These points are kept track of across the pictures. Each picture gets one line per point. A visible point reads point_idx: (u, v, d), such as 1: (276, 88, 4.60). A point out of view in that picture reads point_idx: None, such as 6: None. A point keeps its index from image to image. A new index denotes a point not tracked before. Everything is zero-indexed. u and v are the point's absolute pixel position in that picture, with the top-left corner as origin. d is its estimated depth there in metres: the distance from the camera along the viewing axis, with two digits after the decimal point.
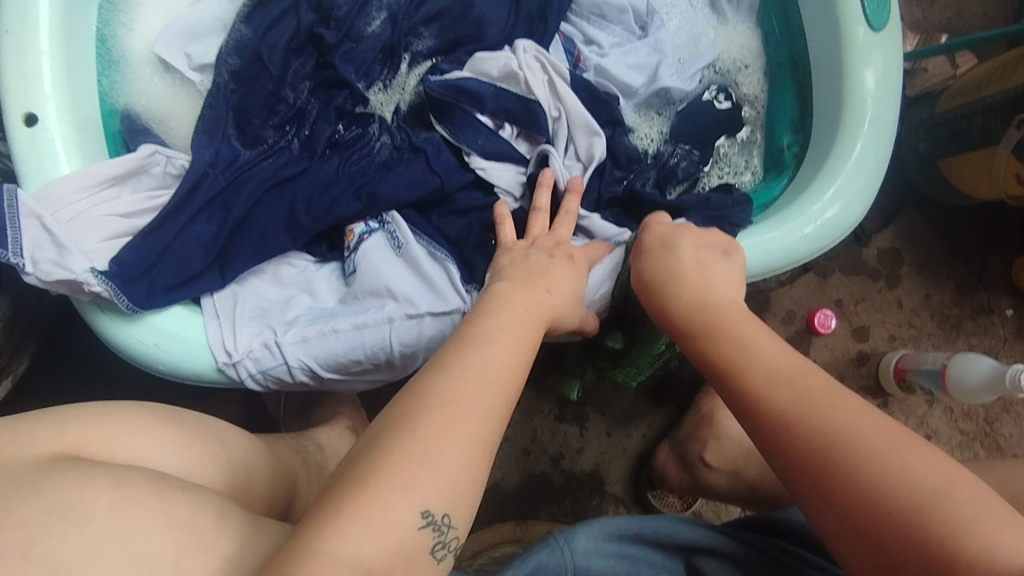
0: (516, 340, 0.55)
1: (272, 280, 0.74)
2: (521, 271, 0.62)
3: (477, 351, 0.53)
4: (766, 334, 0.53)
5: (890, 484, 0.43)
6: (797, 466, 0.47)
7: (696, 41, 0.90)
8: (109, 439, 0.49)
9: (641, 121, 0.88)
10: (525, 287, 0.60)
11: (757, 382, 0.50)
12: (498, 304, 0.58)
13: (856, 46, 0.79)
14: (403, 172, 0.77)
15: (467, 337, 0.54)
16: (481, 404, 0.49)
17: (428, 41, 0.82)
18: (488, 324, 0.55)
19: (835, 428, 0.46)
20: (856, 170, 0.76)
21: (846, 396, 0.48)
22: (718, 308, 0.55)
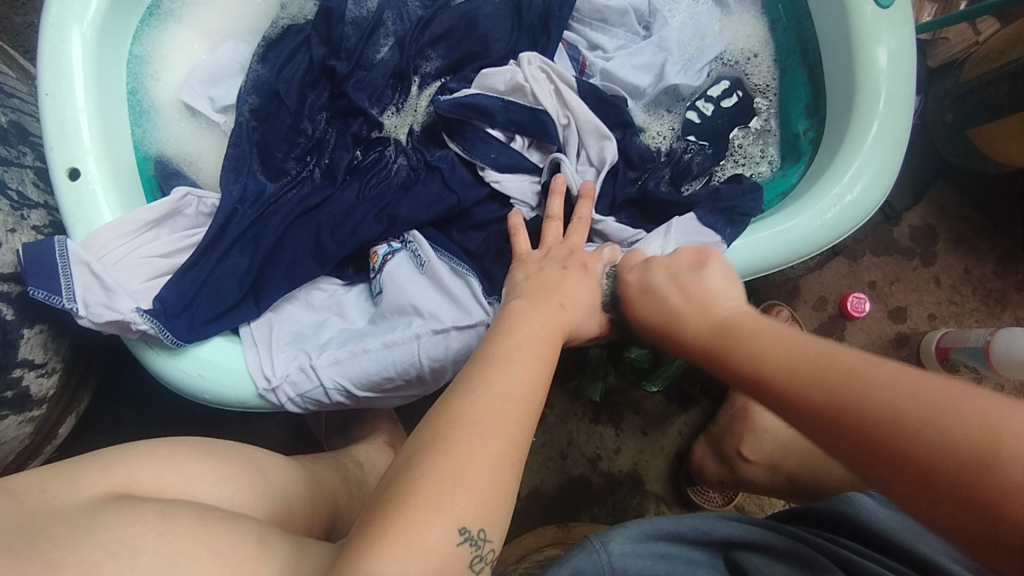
0: (538, 355, 0.57)
1: (304, 305, 0.77)
2: (542, 279, 0.64)
3: (500, 368, 0.54)
4: (786, 333, 0.48)
5: (942, 452, 0.35)
6: (856, 454, 0.39)
7: (702, 35, 0.89)
8: (153, 475, 0.52)
9: (652, 119, 0.87)
10: (543, 304, 0.61)
11: (791, 387, 0.43)
12: (518, 319, 0.59)
13: (865, 24, 0.78)
14: (420, 192, 0.80)
15: (489, 353, 0.56)
16: (506, 420, 0.51)
17: (435, 62, 0.85)
18: (508, 340, 0.57)
19: (869, 402, 0.39)
20: (874, 150, 0.75)
21: (877, 367, 0.41)
22: (731, 324, 0.51)
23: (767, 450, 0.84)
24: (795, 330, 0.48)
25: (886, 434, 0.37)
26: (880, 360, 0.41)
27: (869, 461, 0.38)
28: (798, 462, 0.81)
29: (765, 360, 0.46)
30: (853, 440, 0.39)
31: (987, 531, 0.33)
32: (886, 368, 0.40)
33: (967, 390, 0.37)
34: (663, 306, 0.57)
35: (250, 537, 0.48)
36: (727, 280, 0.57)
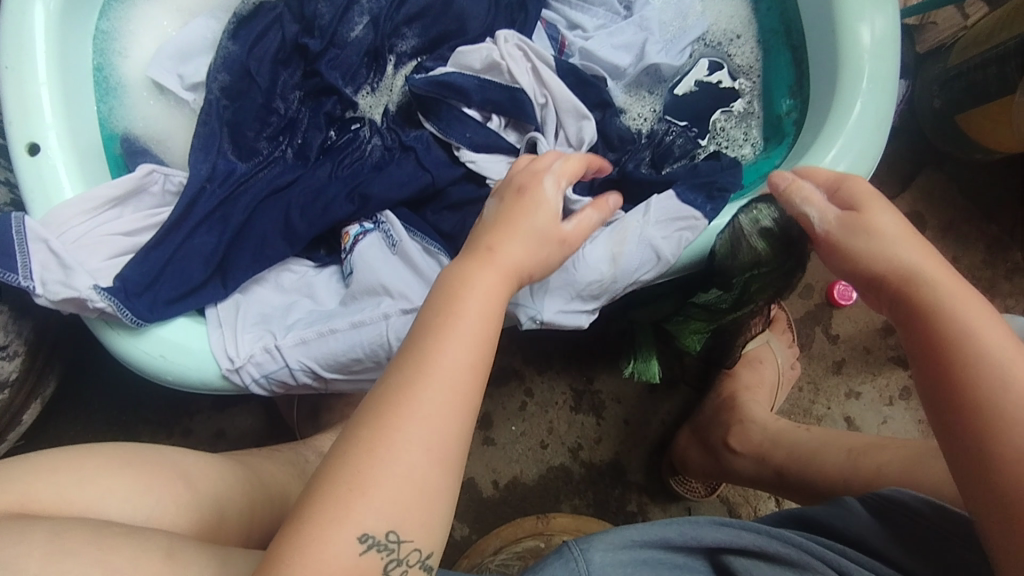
0: (489, 316, 0.52)
1: (274, 287, 0.75)
2: (503, 227, 0.57)
3: (419, 352, 0.49)
4: (982, 307, 0.50)
5: (1016, 456, 0.44)
6: (965, 437, 0.47)
7: (684, 15, 0.87)
8: (53, 492, 0.51)
9: (633, 101, 0.85)
10: (494, 260, 0.55)
11: (986, 356, 0.47)
12: (467, 276, 0.53)
13: (848, 1, 0.77)
14: (393, 172, 0.78)
15: (440, 315, 0.51)
16: (419, 413, 0.47)
17: (411, 40, 0.83)
18: (434, 317, 0.51)
19: (1013, 393, 0.46)
20: (858, 129, 0.73)
21: (1019, 349, 0.48)
22: (933, 284, 0.51)
23: (755, 442, 0.82)
24: (989, 305, 0.50)
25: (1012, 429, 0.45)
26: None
27: (974, 444, 0.46)
28: (788, 455, 0.78)
29: (1000, 364, 0.47)
30: (978, 423, 0.46)
31: (991, 506, 0.45)
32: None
33: None
34: (874, 234, 0.54)
35: (156, 551, 0.46)
36: (903, 226, 0.55)
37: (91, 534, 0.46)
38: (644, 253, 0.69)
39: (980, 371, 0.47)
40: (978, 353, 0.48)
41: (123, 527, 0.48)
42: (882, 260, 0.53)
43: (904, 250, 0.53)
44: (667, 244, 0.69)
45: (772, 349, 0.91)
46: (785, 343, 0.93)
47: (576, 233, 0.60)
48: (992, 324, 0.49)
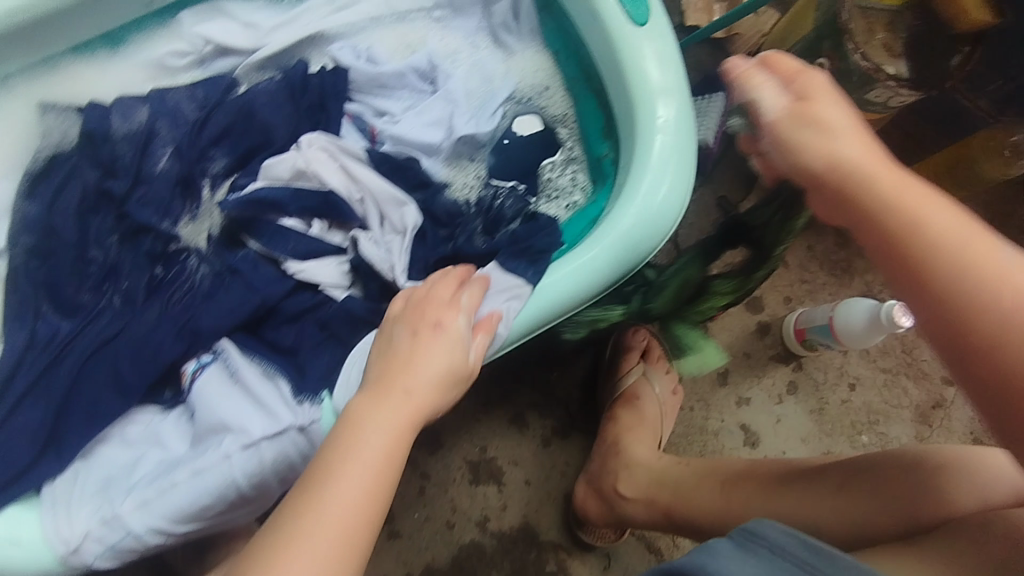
0: (376, 466, 0.56)
1: (119, 444, 0.72)
2: (373, 391, 0.60)
3: (319, 493, 0.54)
4: (922, 193, 0.52)
5: (1002, 327, 0.46)
6: (941, 325, 0.49)
7: (489, 79, 0.88)
8: None
9: (455, 172, 0.86)
10: (362, 427, 0.58)
11: (925, 242, 0.50)
12: (338, 449, 0.56)
13: (627, 44, 0.79)
14: (224, 298, 0.76)
15: (320, 472, 0.55)
16: (302, 557, 0.51)
17: (221, 161, 0.81)
18: (334, 462, 0.55)
19: (963, 261, 0.48)
20: (660, 164, 0.75)
21: (971, 224, 0.50)
22: (864, 172, 0.54)
23: (643, 484, 0.83)
24: (929, 192, 0.52)
25: (974, 301, 0.47)
26: (964, 224, 0.50)
27: (948, 329, 0.48)
28: (671, 497, 0.79)
29: (944, 243, 0.49)
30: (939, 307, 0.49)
31: (996, 397, 0.47)
32: (996, 264, 0.48)
33: (996, 248, 0.49)
34: (825, 142, 0.55)
35: None
36: (851, 120, 0.56)
37: None
38: None
39: (925, 233, 0.50)
40: (857, 168, 0.54)
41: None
42: (820, 152, 0.55)
43: (839, 139, 0.55)
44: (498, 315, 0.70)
45: (649, 381, 0.93)
46: (663, 370, 0.94)
47: (442, 377, 0.62)
48: (946, 208, 0.51)
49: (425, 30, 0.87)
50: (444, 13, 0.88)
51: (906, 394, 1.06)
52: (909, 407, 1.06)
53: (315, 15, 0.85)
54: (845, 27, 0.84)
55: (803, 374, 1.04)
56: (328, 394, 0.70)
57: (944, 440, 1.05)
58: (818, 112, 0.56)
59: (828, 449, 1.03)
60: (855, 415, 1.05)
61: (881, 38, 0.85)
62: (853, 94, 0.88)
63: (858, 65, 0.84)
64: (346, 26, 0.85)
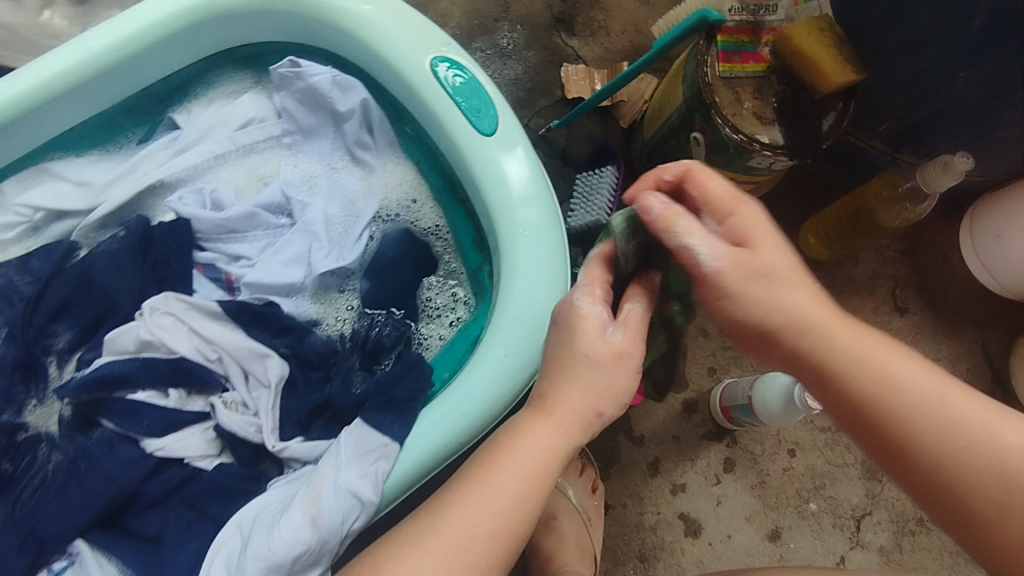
0: (544, 447, 0.60)
1: None
2: (559, 372, 0.61)
3: (482, 486, 0.59)
4: (896, 353, 0.50)
5: (1000, 482, 0.47)
6: (917, 479, 0.49)
7: (351, 202, 0.83)
8: None
9: (325, 307, 0.81)
10: (554, 413, 0.60)
11: (906, 410, 0.48)
12: (525, 429, 0.61)
13: (477, 158, 0.75)
14: (74, 492, 0.69)
15: (485, 467, 0.60)
16: (436, 560, 0.57)
17: (65, 335, 0.75)
18: (516, 449, 0.60)
19: (950, 427, 0.48)
20: (526, 283, 0.71)
21: (947, 385, 0.49)
22: (834, 339, 0.50)
23: None
24: (902, 350, 0.51)
25: (956, 466, 0.48)
26: (952, 385, 0.49)
27: (925, 479, 0.49)
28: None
29: (928, 399, 0.49)
30: (934, 467, 0.48)
31: (978, 541, 0.48)
32: (962, 411, 0.48)
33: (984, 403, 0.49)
34: (769, 308, 0.51)
35: None
36: (802, 293, 0.51)
37: None
38: (345, 500, 0.64)
39: (875, 401, 0.49)
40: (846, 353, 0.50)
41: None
42: (775, 308, 0.51)
43: (795, 290, 0.51)
44: (365, 484, 0.65)
45: (562, 490, 0.86)
46: (576, 474, 0.87)
47: (626, 340, 0.60)
48: (920, 370, 0.50)
49: (276, 160, 0.83)
50: (294, 138, 0.83)
51: (850, 451, 1.00)
52: (854, 465, 0.99)
53: (153, 163, 0.79)
54: (710, 100, 0.79)
55: (739, 449, 0.98)
56: None
57: (896, 495, 0.99)
58: (782, 278, 0.51)
59: (775, 526, 0.96)
60: (799, 483, 0.98)
61: (750, 106, 0.80)
62: (734, 162, 0.83)
63: (731, 138, 0.79)
64: (185, 169, 0.79)
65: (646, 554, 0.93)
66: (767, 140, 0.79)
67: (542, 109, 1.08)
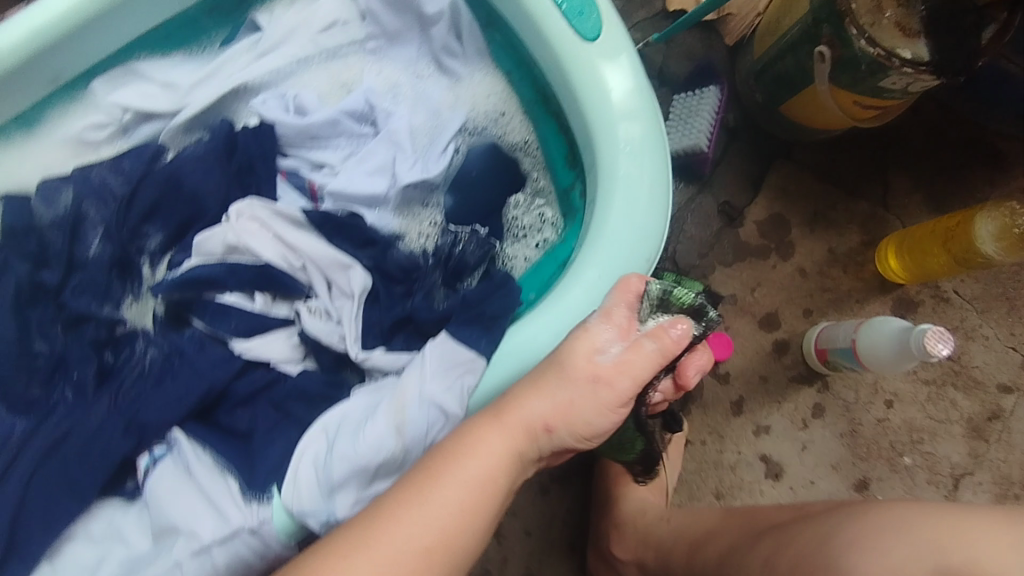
0: (503, 457, 0.54)
1: (85, 542, 0.72)
2: (533, 378, 0.57)
3: (421, 502, 0.51)
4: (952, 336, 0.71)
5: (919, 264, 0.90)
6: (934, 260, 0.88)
7: (436, 113, 0.80)
8: None
9: (409, 221, 0.79)
10: (508, 419, 0.55)
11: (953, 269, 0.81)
12: (478, 432, 0.55)
13: (577, 64, 0.69)
14: (169, 388, 0.72)
15: (433, 469, 0.53)
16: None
17: (157, 236, 0.77)
18: (463, 456, 0.53)
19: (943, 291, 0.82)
20: (629, 200, 0.66)
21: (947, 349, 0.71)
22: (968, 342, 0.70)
23: (655, 547, 0.77)
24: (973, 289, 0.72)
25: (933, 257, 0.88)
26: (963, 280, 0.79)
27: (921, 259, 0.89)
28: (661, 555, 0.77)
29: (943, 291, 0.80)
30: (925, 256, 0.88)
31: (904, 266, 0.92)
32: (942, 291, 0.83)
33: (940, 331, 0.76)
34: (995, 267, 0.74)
35: None
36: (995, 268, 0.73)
37: None
38: (429, 413, 0.63)
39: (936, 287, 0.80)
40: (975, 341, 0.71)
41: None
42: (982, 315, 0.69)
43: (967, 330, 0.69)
44: (451, 399, 0.63)
45: None
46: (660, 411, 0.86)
47: (614, 369, 0.56)
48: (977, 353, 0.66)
49: (360, 66, 0.81)
50: (378, 43, 0.81)
51: (956, 407, 0.91)
52: (958, 422, 0.91)
53: (236, 66, 0.79)
54: (847, 7, 0.70)
55: (830, 395, 0.91)
56: (278, 488, 0.65)
57: (1003, 457, 0.89)
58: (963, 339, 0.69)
59: (864, 476, 0.89)
60: (894, 435, 0.90)
61: (893, 16, 0.72)
62: (863, 83, 0.75)
63: (865, 53, 0.70)
64: (267, 73, 0.78)
65: (724, 492, 0.88)
66: (910, 56, 0.70)
67: (639, 22, 0.99)
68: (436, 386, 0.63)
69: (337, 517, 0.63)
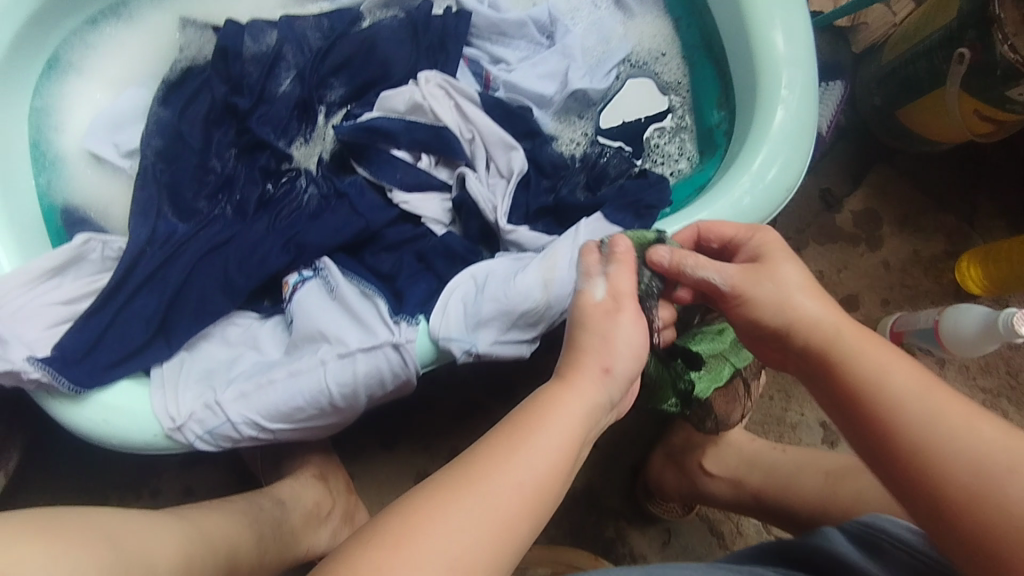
0: (579, 407, 0.54)
1: (220, 342, 0.78)
2: (577, 344, 0.58)
3: (501, 459, 0.50)
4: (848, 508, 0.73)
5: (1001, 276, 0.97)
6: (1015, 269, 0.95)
7: (606, 39, 0.89)
8: None
9: (564, 127, 0.88)
10: (575, 378, 0.56)
11: None
12: (551, 393, 0.55)
13: (757, 12, 0.78)
14: (328, 219, 0.79)
15: (508, 429, 0.52)
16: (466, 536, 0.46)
17: (339, 89, 0.85)
18: (537, 409, 0.53)
19: None
20: (783, 135, 0.75)
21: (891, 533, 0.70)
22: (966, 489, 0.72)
23: (733, 465, 0.86)
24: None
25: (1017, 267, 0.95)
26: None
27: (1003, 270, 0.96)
28: (763, 481, 0.83)
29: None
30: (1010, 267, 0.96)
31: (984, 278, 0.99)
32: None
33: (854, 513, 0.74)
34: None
35: None
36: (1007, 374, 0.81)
37: None
38: (576, 275, 0.71)
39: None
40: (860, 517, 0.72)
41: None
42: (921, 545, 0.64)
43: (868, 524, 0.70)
44: None
45: None
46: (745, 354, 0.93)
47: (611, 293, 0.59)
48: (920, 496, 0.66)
49: None
50: None
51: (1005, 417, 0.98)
52: None
53: None
54: (998, 14, 0.80)
55: None
56: (425, 317, 0.72)
57: None
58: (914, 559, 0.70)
59: None
60: None
61: None
62: (993, 90, 0.83)
63: (1005, 58, 0.80)
64: None
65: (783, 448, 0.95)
66: None
67: None
68: None
69: (479, 348, 0.70)
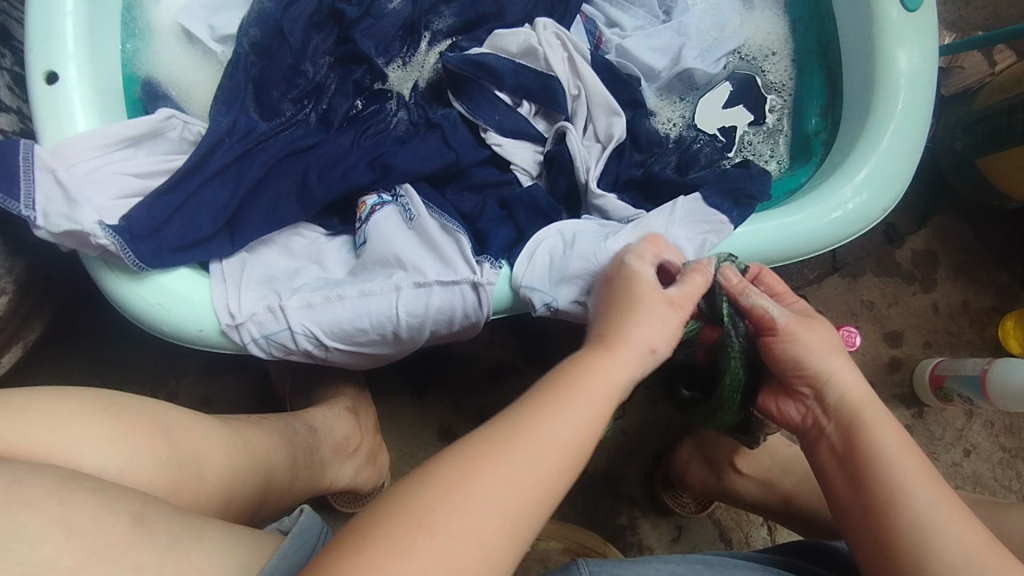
0: (619, 375, 0.53)
1: (282, 250, 0.73)
2: (617, 313, 0.57)
3: (545, 418, 0.48)
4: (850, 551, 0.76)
5: None
6: None
7: (721, 26, 0.89)
8: (25, 432, 0.48)
9: (664, 104, 0.87)
10: (617, 348, 0.54)
11: None
12: (592, 359, 0.53)
13: (888, 26, 0.75)
14: (417, 147, 0.77)
15: (551, 389, 0.50)
16: (515, 488, 0.45)
17: (448, 19, 0.83)
18: (578, 370, 0.52)
19: None
20: (890, 153, 0.72)
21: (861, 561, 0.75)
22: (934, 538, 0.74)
23: (765, 466, 0.85)
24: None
25: None
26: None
27: None
28: (796, 483, 0.83)
29: None
30: None
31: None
32: None
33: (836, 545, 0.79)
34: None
35: (122, 516, 0.42)
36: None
37: (55, 483, 0.42)
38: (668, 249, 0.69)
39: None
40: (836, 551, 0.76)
41: (91, 481, 0.43)
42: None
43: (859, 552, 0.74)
44: (691, 246, 0.69)
45: None
46: None
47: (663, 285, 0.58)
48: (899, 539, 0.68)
49: None
50: None
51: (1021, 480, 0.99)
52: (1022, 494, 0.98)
53: None
54: None
55: (921, 422, 1.00)
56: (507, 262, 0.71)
57: None
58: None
59: None
60: (962, 481, 0.98)
61: None
62: None
63: None
64: None
65: None
66: None
67: None
68: (682, 230, 0.70)
69: (560, 303, 0.68)
